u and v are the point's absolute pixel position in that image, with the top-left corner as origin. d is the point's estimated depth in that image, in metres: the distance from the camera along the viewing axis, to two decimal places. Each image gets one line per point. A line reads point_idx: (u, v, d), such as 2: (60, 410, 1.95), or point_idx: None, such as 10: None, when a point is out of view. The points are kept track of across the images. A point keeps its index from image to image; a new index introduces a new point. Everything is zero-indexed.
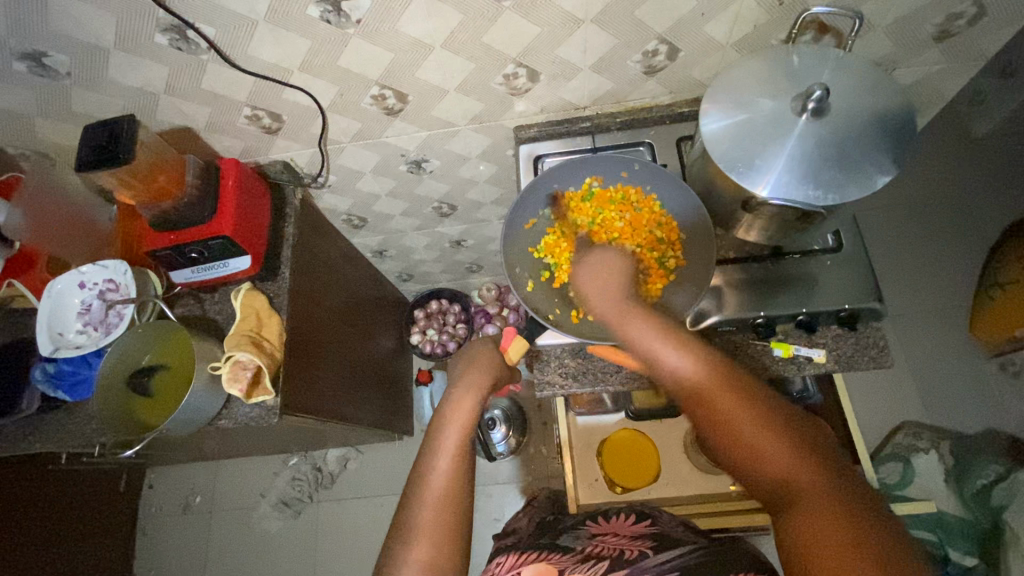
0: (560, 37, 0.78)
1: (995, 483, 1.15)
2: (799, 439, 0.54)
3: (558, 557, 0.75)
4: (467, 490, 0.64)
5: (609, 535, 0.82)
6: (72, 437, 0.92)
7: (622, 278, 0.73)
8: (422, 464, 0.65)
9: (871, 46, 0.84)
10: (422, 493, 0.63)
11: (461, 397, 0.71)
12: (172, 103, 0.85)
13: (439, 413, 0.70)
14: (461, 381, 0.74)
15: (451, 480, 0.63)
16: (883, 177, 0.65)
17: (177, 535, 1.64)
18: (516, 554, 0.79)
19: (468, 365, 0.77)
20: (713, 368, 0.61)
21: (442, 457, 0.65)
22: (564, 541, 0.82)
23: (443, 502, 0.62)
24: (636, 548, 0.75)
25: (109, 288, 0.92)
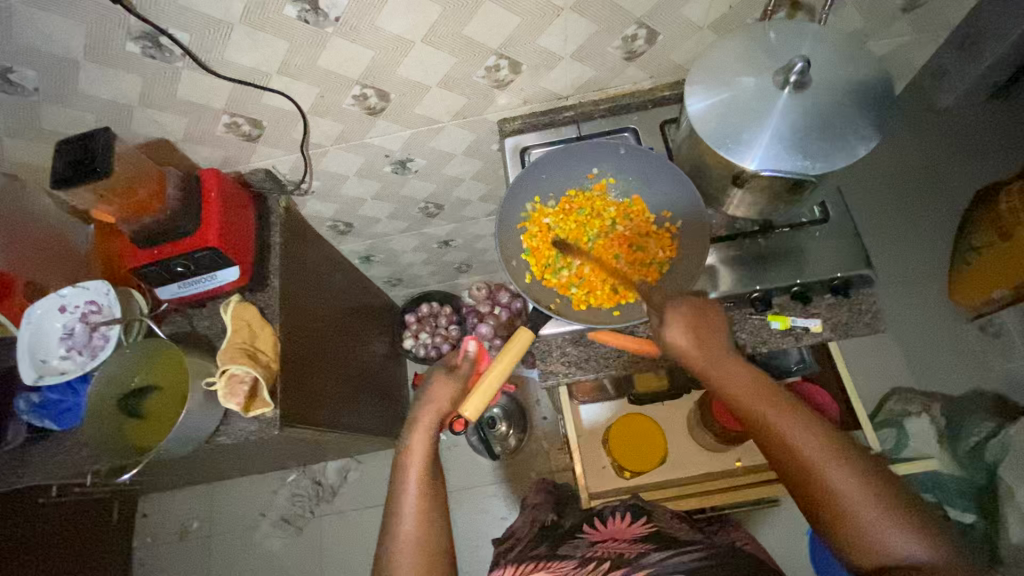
0: (540, 26, 0.78)
1: (987, 439, 1.19)
2: (907, 515, 0.57)
3: (558, 564, 0.76)
4: (439, 528, 0.67)
5: (609, 539, 0.81)
6: (59, 468, 0.88)
7: (709, 328, 0.69)
8: (391, 515, 0.68)
9: (843, 20, 0.85)
10: (395, 541, 0.66)
11: (413, 440, 0.72)
12: (147, 115, 0.83)
13: (397, 461, 0.71)
14: (413, 424, 0.74)
15: (421, 526, 0.66)
16: (866, 143, 0.66)
17: (174, 564, 1.59)
18: (515, 566, 0.81)
19: (417, 406, 0.76)
20: (828, 440, 0.61)
21: (407, 509, 0.67)
22: (562, 549, 0.83)
23: (419, 546, 0.65)
24: (635, 549, 0.74)
25: (92, 310, 0.89)
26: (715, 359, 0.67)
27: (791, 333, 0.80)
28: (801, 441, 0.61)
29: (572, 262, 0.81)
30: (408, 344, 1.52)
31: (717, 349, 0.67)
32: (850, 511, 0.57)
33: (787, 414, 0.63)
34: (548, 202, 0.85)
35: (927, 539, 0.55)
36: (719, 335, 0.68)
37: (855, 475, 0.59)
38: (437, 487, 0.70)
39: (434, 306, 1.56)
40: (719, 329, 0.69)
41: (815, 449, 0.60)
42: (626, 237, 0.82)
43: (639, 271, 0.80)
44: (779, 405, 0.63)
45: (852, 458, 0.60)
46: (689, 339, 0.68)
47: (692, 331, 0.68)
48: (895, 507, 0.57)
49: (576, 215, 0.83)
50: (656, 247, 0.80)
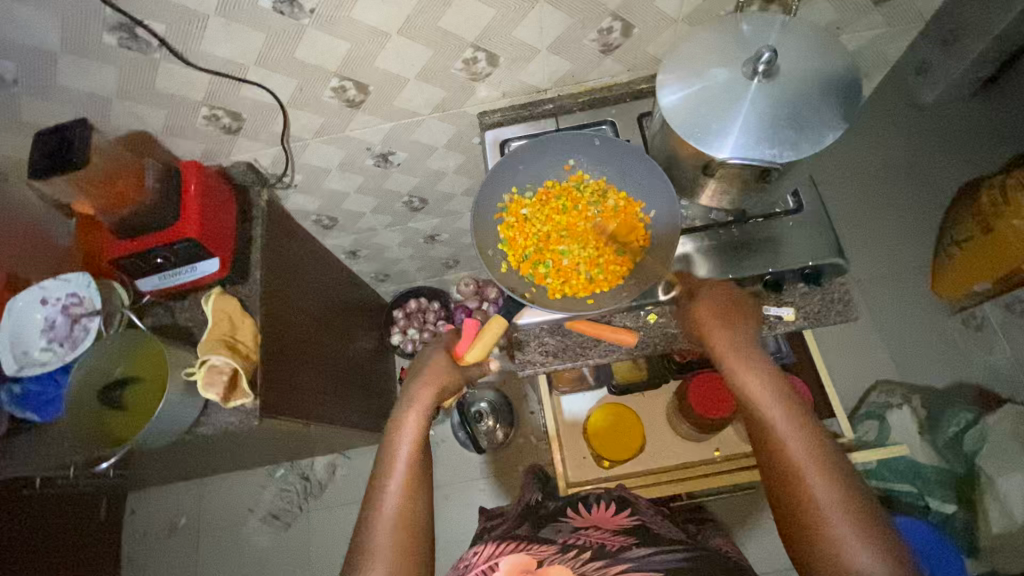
0: (515, 18, 0.79)
1: (964, 431, 1.22)
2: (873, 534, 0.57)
3: (538, 548, 0.75)
4: (421, 512, 0.67)
5: (592, 526, 0.81)
6: (43, 459, 0.89)
7: (739, 326, 0.72)
8: (371, 497, 0.68)
9: (815, 13, 0.86)
10: (375, 519, 0.66)
11: (405, 416, 0.72)
12: (126, 108, 0.83)
13: (388, 435, 0.72)
14: (409, 399, 0.73)
15: (403, 503, 0.66)
16: (834, 132, 0.67)
17: (162, 560, 1.59)
18: (494, 545, 0.80)
19: (417, 378, 0.75)
20: (817, 453, 0.62)
21: (393, 484, 0.68)
22: (543, 532, 0.82)
23: (398, 524, 0.65)
24: (617, 542, 0.74)
25: (73, 302, 0.89)
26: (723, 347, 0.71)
27: (763, 321, 0.81)
28: (788, 441, 0.63)
29: (547, 252, 0.81)
30: (395, 341, 1.55)
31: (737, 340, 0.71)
32: (815, 520, 0.59)
33: (787, 414, 0.65)
34: (525, 192, 0.85)
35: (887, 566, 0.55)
36: (739, 326, 0.73)
37: (834, 491, 0.60)
38: (423, 465, 0.71)
39: (422, 301, 1.57)
40: (750, 324, 0.73)
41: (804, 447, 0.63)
42: (601, 229, 0.82)
43: (613, 262, 0.80)
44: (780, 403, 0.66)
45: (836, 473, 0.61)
46: (703, 324, 0.73)
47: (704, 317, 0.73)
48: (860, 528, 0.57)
49: (553, 205, 0.83)
50: (630, 239, 0.80)
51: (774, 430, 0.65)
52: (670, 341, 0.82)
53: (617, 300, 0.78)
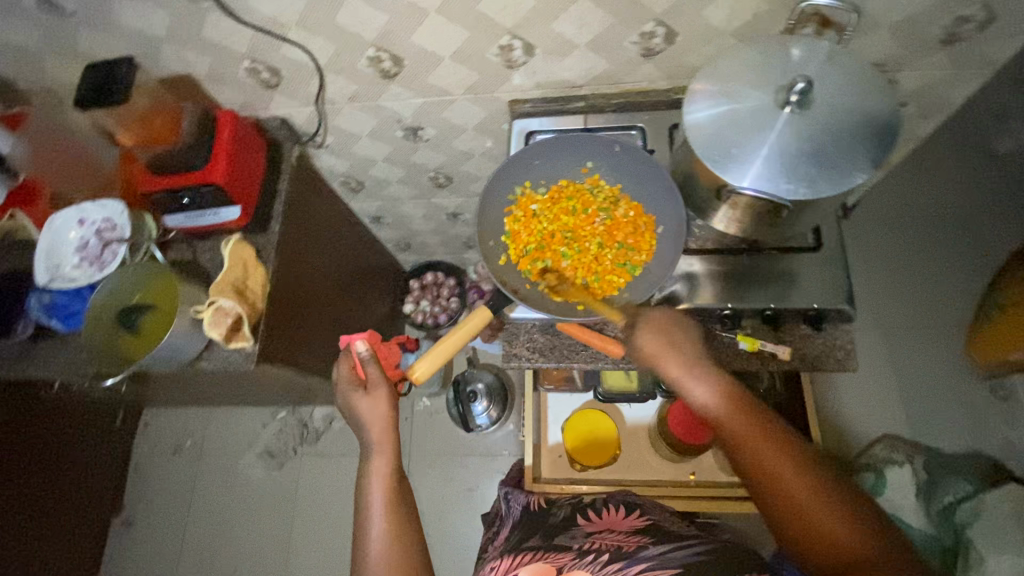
0: (555, 11, 0.77)
1: (961, 501, 1.07)
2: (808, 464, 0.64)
3: (556, 555, 0.74)
4: (414, 545, 0.74)
5: (606, 531, 0.81)
6: (63, 365, 0.97)
7: (670, 330, 0.71)
8: (360, 533, 0.74)
9: (874, 45, 0.81)
10: (368, 563, 0.72)
11: (375, 463, 0.78)
12: (174, 51, 0.87)
13: (360, 484, 0.78)
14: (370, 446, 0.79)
15: (391, 546, 0.72)
16: (859, 176, 0.64)
17: (165, 475, 1.72)
18: (511, 555, 0.78)
19: (366, 427, 0.80)
20: (796, 463, 0.64)
21: (375, 529, 0.74)
22: (557, 539, 0.81)
23: (392, 565, 0.71)
24: (633, 543, 0.75)
25: (106, 226, 0.96)
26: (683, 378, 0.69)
27: (757, 355, 0.78)
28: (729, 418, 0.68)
29: (548, 251, 0.81)
30: (408, 309, 1.56)
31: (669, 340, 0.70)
32: (817, 532, 0.61)
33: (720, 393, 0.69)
34: (538, 188, 0.85)
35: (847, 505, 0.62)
36: (688, 346, 0.71)
37: (819, 487, 0.63)
38: (404, 509, 0.77)
39: (439, 275, 1.59)
40: (681, 325, 0.72)
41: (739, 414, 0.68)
42: (604, 237, 0.81)
43: (612, 273, 0.80)
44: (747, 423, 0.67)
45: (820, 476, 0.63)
46: (657, 356, 0.69)
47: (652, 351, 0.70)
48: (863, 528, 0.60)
49: (563, 205, 0.82)
50: (631, 253, 0.80)
51: (757, 455, 0.65)
52: None
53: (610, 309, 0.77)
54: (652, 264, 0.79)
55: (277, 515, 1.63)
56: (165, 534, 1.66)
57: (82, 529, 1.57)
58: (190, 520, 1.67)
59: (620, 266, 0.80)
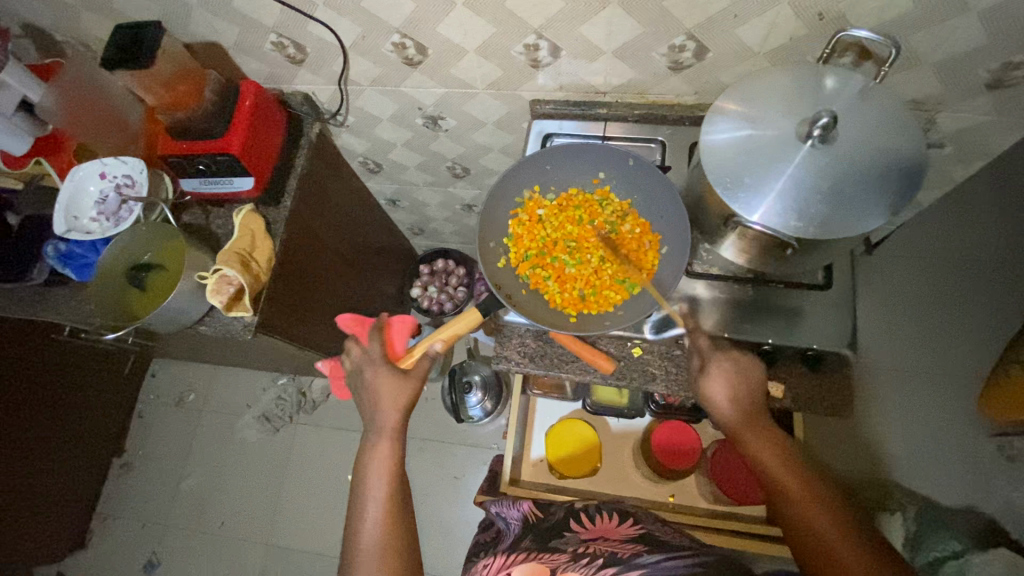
0: (584, 15, 0.76)
1: (947, 560, 0.96)
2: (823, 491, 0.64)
3: (550, 556, 0.71)
4: (403, 534, 0.71)
5: (600, 538, 0.77)
6: (75, 313, 1.00)
7: (742, 373, 0.69)
8: (354, 515, 0.73)
9: (914, 82, 0.77)
10: (358, 550, 0.70)
11: (378, 445, 0.76)
12: (204, 18, 0.88)
13: (360, 465, 0.76)
14: (375, 428, 0.78)
15: (384, 534, 0.70)
16: (871, 222, 0.62)
17: (166, 424, 1.77)
18: (504, 555, 0.76)
19: (376, 407, 0.79)
20: (843, 526, 0.61)
21: (371, 512, 0.72)
22: (551, 542, 0.76)
23: (382, 555, 0.69)
24: (629, 549, 0.71)
25: (126, 183, 0.98)
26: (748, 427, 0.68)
27: None
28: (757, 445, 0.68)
29: (549, 259, 0.80)
30: (414, 293, 1.55)
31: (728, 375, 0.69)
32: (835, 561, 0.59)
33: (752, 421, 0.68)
34: (547, 193, 0.84)
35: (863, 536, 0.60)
36: (750, 383, 0.69)
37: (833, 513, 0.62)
38: (400, 497, 0.74)
39: (449, 264, 1.59)
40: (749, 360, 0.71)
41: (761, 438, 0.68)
42: (608, 251, 0.79)
43: (609, 287, 0.78)
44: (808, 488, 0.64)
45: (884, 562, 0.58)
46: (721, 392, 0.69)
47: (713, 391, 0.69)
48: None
49: (569, 213, 0.82)
50: (632, 270, 0.78)
51: (811, 519, 0.62)
52: (649, 380, 0.78)
53: (602, 325, 0.76)
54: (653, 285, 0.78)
55: (267, 477, 1.68)
56: (160, 481, 1.72)
57: (84, 466, 1.64)
58: (185, 471, 1.72)
59: (619, 282, 0.78)
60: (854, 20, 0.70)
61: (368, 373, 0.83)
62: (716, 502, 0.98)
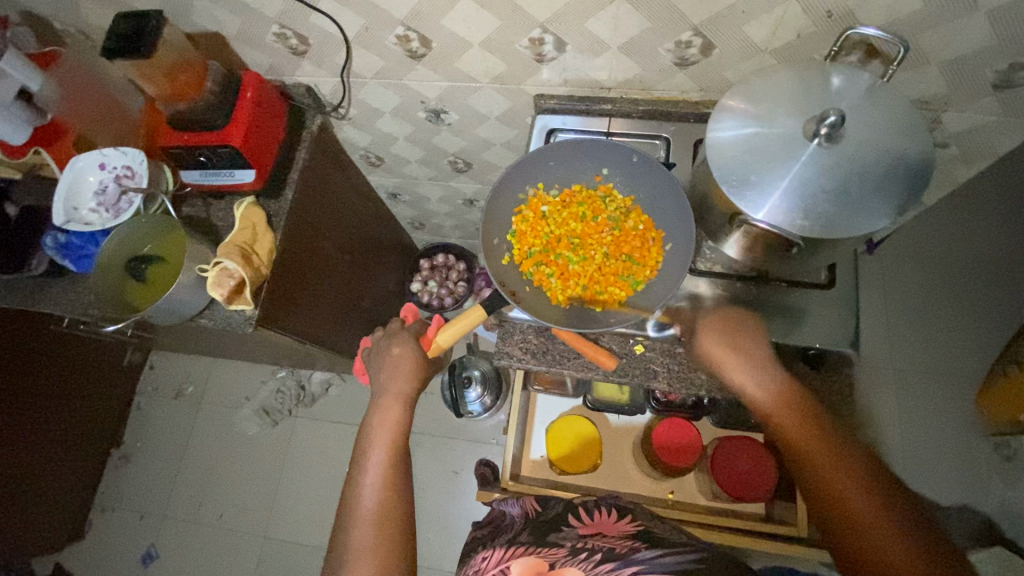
0: (590, 9, 0.75)
1: None
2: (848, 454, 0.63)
3: (549, 551, 0.71)
4: (400, 502, 0.70)
5: (598, 534, 0.76)
6: (74, 304, 1.00)
7: (736, 339, 0.69)
8: (354, 481, 0.72)
9: (921, 81, 0.77)
10: (356, 511, 0.69)
11: (388, 407, 0.76)
12: (206, 7, 0.87)
13: (368, 423, 0.76)
14: (387, 392, 0.77)
15: (383, 497, 0.70)
16: (877, 222, 0.62)
17: (165, 417, 1.77)
18: (504, 549, 0.76)
19: (391, 373, 0.79)
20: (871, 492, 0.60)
21: (371, 474, 0.71)
22: (548, 537, 0.77)
23: (378, 521, 0.68)
24: (626, 544, 0.70)
25: (126, 174, 0.97)
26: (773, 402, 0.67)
27: None
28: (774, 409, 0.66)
29: (552, 255, 0.80)
30: (414, 288, 1.55)
31: (725, 340, 0.69)
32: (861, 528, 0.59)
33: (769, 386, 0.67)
34: (551, 190, 0.84)
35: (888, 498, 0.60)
36: (751, 347, 0.69)
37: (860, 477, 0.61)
38: (401, 464, 0.73)
39: (449, 258, 1.59)
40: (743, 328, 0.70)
41: (784, 403, 0.66)
42: (610, 248, 0.79)
43: (612, 284, 0.78)
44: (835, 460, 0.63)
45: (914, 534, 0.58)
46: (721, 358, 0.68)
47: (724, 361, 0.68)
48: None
49: (573, 210, 0.81)
50: (634, 267, 0.78)
51: (844, 494, 0.61)
52: (650, 377, 0.79)
53: (606, 323, 0.76)
54: (656, 283, 0.78)
55: (266, 470, 1.68)
56: (159, 474, 1.72)
57: (82, 458, 1.63)
58: (184, 463, 1.72)
59: (622, 279, 0.78)
60: (862, 18, 0.70)
61: (390, 344, 0.82)
62: (714, 499, 0.98)
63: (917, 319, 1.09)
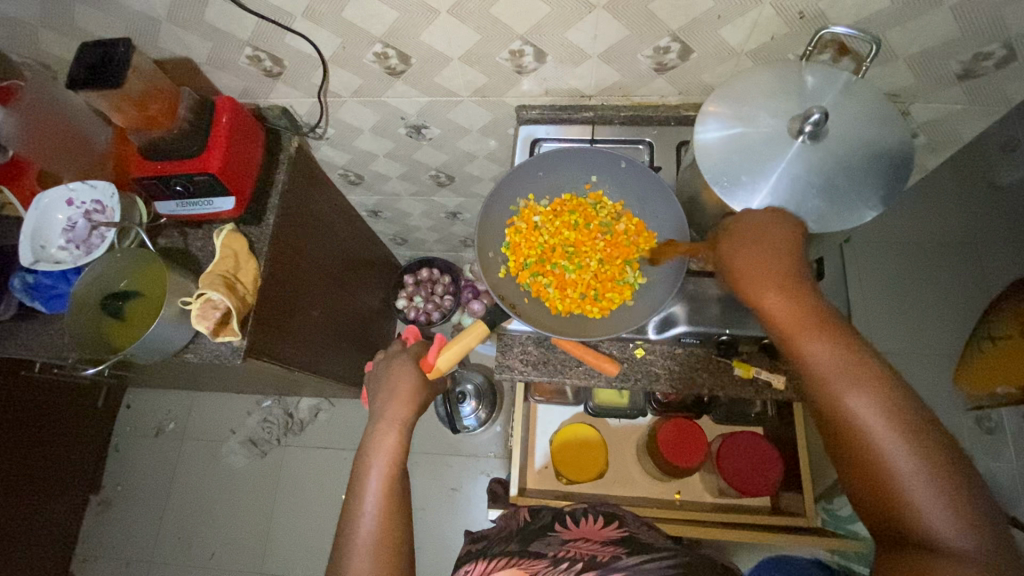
0: (570, 20, 0.76)
1: None
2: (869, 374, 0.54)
3: (530, 562, 0.70)
4: (398, 530, 0.68)
5: (581, 540, 0.76)
6: (46, 347, 0.95)
7: (759, 246, 0.63)
8: (351, 510, 0.69)
9: (891, 74, 0.80)
10: (353, 541, 0.66)
11: (384, 432, 0.74)
12: (174, 32, 0.84)
13: (363, 448, 0.73)
14: (383, 416, 0.75)
15: (382, 525, 0.67)
16: (865, 213, 0.64)
17: (146, 457, 1.70)
18: (486, 560, 0.75)
19: (388, 397, 0.77)
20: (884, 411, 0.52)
21: (368, 500, 0.69)
22: (533, 545, 0.76)
23: (377, 549, 0.66)
24: (608, 553, 0.70)
25: (96, 208, 0.93)
26: (803, 330, 0.58)
27: (752, 382, 0.78)
28: (791, 323, 0.59)
29: (548, 265, 0.80)
30: (400, 304, 1.53)
31: (752, 247, 0.63)
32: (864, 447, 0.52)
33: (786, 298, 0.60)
34: (541, 200, 0.84)
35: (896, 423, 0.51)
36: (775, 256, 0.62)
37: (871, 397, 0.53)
38: (401, 489, 0.71)
39: (434, 272, 1.57)
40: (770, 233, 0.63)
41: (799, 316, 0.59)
42: (604, 254, 0.80)
43: (608, 291, 0.78)
44: (872, 397, 0.53)
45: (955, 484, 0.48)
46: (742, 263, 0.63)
47: (746, 274, 0.63)
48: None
49: (565, 218, 0.81)
50: (628, 270, 0.79)
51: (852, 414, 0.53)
52: (652, 380, 0.79)
53: (603, 329, 0.76)
54: (650, 285, 0.78)
55: (257, 504, 1.62)
56: (143, 517, 1.65)
57: (58, 509, 1.55)
58: (169, 504, 1.65)
59: (619, 285, 0.78)
60: (834, 17, 0.72)
61: (390, 366, 0.81)
62: (721, 495, 1.00)
63: (895, 302, 1.13)
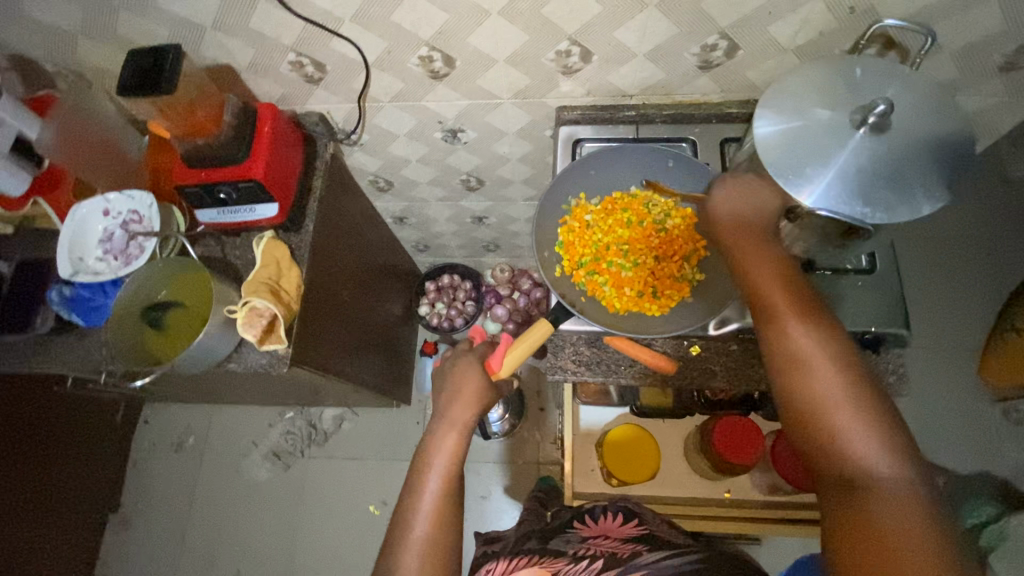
0: (621, 18, 0.76)
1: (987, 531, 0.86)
2: (837, 350, 0.57)
3: (551, 560, 0.72)
4: (449, 533, 0.67)
5: (600, 537, 0.79)
6: (82, 360, 0.93)
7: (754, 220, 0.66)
8: (403, 509, 0.68)
9: (934, 69, 0.81)
10: (403, 540, 0.65)
11: (443, 436, 0.72)
12: (217, 39, 0.84)
13: (421, 452, 0.72)
14: (445, 417, 0.74)
15: (432, 526, 0.66)
16: (931, 203, 0.64)
17: (166, 472, 1.67)
18: (509, 559, 0.77)
19: (451, 398, 0.75)
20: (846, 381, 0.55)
21: (423, 502, 0.68)
22: (552, 543, 0.79)
23: (429, 549, 0.65)
24: (627, 549, 0.72)
25: (133, 219, 0.92)
26: (787, 305, 0.61)
27: None
28: (770, 295, 0.62)
29: (603, 264, 0.80)
30: (423, 311, 1.52)
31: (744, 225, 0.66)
32: (820, 412, 0.55)
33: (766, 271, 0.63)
34: (591, 199, 0.84)
35: (852, 391, 0.54)
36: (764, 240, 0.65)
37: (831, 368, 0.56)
38: (456, 493, 0.70)
39: (455, 278, 1.56)
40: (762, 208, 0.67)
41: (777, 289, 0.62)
42: (660, 251, 0.80)
43: (667, 289, 0.78)
44: (844, 379, 0.55)
45: (902, 456, 0.51)
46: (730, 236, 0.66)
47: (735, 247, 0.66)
48: (938, 562, 0.46)
49: (618, 217, 0.81)
50: (686, 266, 0.79)
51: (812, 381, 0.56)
52: (709, 378, 0.79)
53: (661, 328, 0.76)
54: (708, 283, 0.78)
55: (281, 518, 1.59)
56: (162, 536, 1.61)
57: (76, 529, 1.51)
58: (191, 520, 1.62)
59: (678, 281, 0.78)
60: (883, 12, 0.73)
61: (450, 366, 0.80)
62: (772, 494, 0.99)
63: None
